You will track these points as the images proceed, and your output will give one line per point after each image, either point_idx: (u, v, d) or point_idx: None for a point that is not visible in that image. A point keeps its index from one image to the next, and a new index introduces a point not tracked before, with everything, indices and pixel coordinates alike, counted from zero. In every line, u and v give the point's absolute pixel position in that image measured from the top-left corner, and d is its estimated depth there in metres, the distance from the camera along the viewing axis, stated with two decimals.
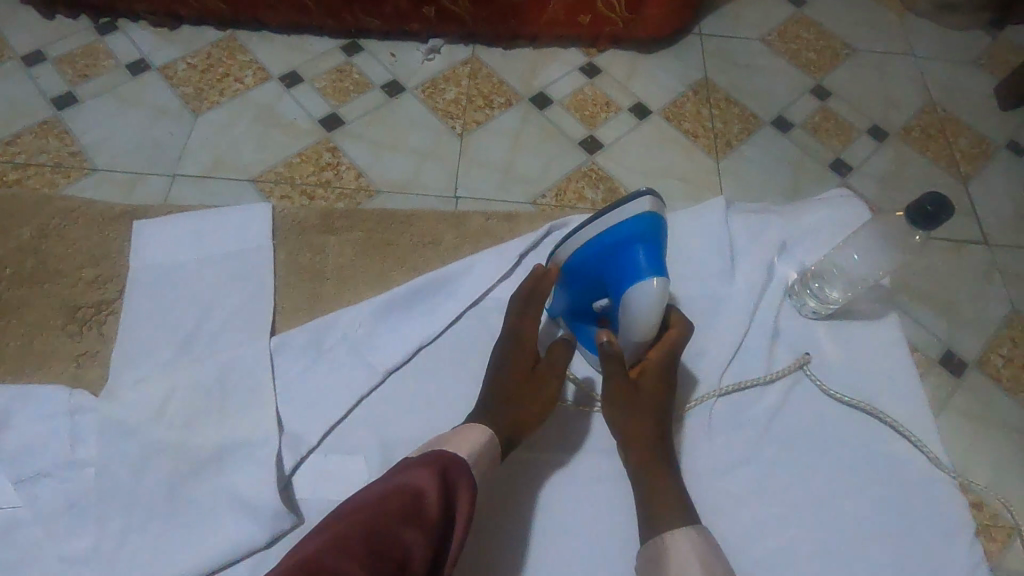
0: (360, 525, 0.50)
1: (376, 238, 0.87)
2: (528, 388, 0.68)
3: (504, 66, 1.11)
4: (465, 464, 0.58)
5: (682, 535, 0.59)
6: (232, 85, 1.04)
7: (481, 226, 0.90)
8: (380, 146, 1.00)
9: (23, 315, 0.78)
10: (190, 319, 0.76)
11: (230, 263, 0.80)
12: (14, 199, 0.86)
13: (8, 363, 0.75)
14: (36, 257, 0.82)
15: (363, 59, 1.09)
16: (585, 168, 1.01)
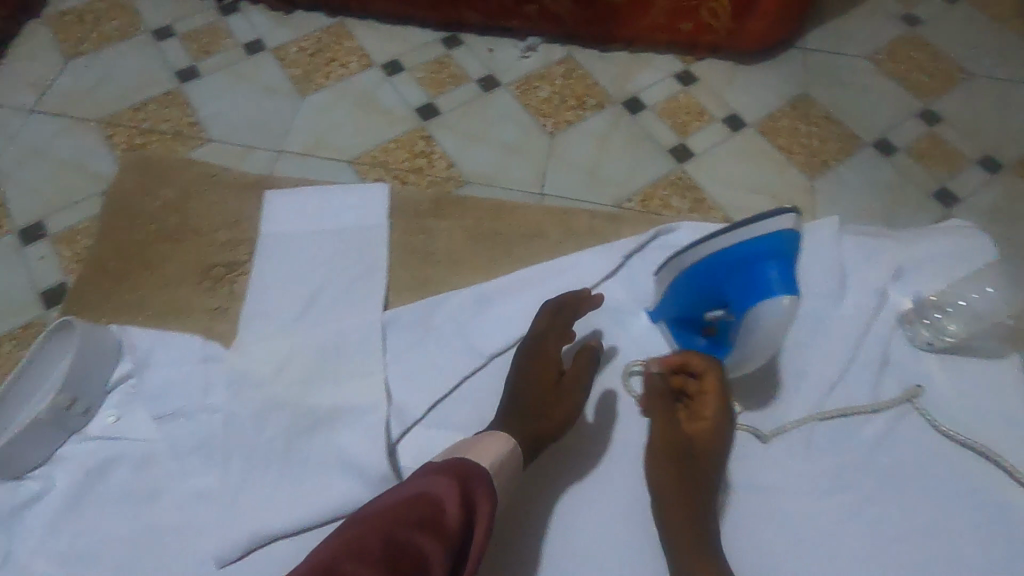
0: (375, 534, 0.49)
1: (488, 225, 0.89)
2: (557, 403, 0.70)
3: (599, 69, 1.11)
4: (485, 474, 0.58)
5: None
6: (338, 69, 1.09)
7: (587, 225, 0.90)
8: (472, 137, 1.02)
9: (162, 267, 0.85)
10: (308, 287, 0.80)
11: (348, 236, 0.84)
12: (160, 162, 0.92)
13: (147, 311, 0.82)
14: (178, 217, 0.88)
15: (462, 53, 1.12)
16: (674, 176, 1.00)
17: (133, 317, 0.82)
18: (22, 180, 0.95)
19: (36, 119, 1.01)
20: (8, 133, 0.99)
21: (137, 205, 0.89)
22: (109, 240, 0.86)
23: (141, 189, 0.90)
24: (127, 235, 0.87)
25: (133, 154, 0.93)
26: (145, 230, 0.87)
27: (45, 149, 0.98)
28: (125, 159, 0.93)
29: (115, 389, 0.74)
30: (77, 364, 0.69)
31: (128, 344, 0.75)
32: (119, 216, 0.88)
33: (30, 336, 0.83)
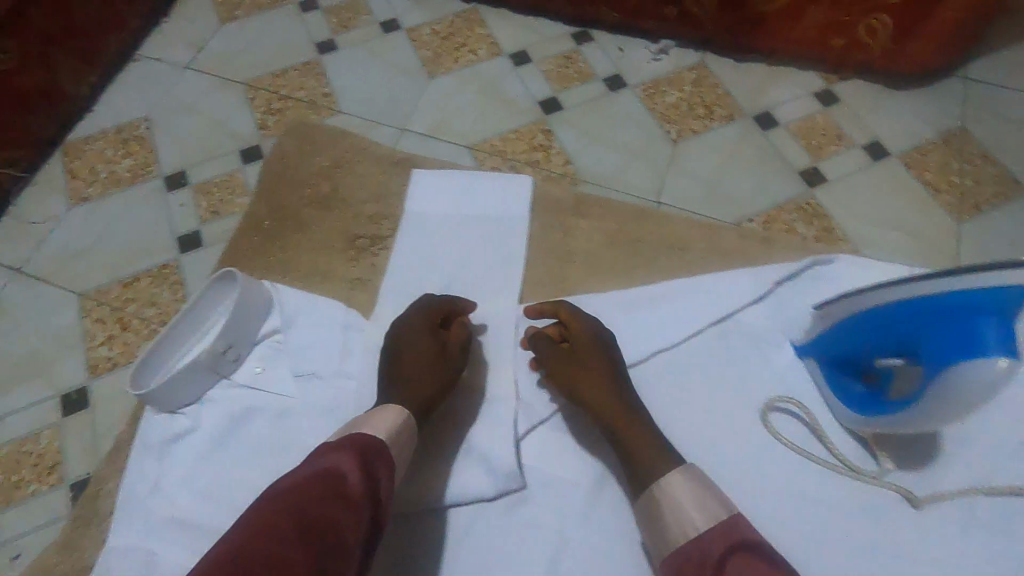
0: (284, 511, 0.48)
1: (632, 232, 0.88)
2: (425, 366, 0.68)
3: (733, 79, 1.06)
4: (382, 443, 0.59)
5: (675, 478, 0.60)
6: (467, 55, 1.09)
7: (734, 245, 0.87)
8: (593, 136, 1.01)
9: (311, 233, 0.89)
10: (451, 273, 0.81)
11: (492, 227, 0.85)
12: (321, 131, 0.96)
13: (294, 273, 0.86)
14: (330, 185, 0.92)
15: (591, 49, 1.09)
16: (802, 200, 0.95)
17: (281, 276, 0.86)
18: (172, 132, 1.02)
19: (189, 76, 1.07)
20: (163, 86, 1.06)
21: (294, 169, 0.93)
22: (264, 199, 0.91)
23: (300, 153, 0.94)
24: (280, 197, 0.91)
25: (295, 120, 0.97)
26: (298, 194, 0.91)
27: (194, 105, 1.05)
28: (287, 125, 0.98)
29: (262, 341, 0.76)
30: (234, 315, 0.72)
31: (278, 300, 0.77)
32: (276, 178, 0.92)
33: (165, 277, 0.90)
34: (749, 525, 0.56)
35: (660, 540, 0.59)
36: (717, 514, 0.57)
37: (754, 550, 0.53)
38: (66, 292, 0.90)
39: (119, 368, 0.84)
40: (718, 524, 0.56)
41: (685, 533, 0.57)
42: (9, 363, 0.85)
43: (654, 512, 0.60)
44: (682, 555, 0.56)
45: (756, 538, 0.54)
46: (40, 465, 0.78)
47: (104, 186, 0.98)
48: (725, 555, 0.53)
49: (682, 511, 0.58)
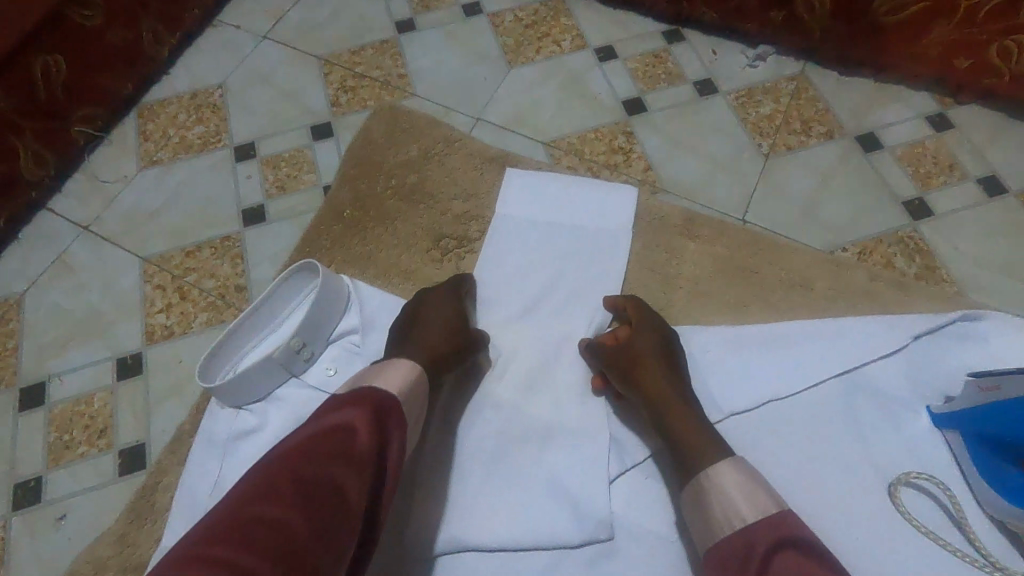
0: (282, 471, 0.45)
1: (741, 259, 0.84)
2: (440, 333, 0.68)
3: (837, 94, 0.97)
4: (393, 398, 0.55)
5: (725, 469, 0.57)
6: (550, 46, 1.03)
7: (863, 285, 0.82)
8: (678, 144, 0.94)
9: (397, 226, 0.87)
10: (544, 284, 0.80)
11: (590, 242, 0.83)
12: (411, 119, 0.94)
13: (376, 270, 0.84)
14: (417, 176, 0.90)
15: (683, 49, 1.02)
16: (903, 233, 0.86)
17: (364, 271, 0.84)
18: (245, 102, 1.01)
19: (266, 46, 1.05)
20: (240, 54, 1.04)
21: (383, 158, 0.91)
22: (349, 186, 0.89)
23: (388, 141, 0.92)
24: (363, 185, 0.89)
25: (384, 105, 0.95)
26: (385, 184, 0.89)
27: (269, 76, 1.02)
28: (376, 109, 0.96)
29: (336, 342, 0.74)
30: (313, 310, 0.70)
31: (356, 299, 0.75)
32: (362, 165, 0.91)
33: (227, 249, 0.89)
34: (802, 523, 0.52)
35: (705, 529, 0.56)
36: (766, 507, 0.53)
37: (802, 549, 0.49)
38: (130, 255, 0.89)
39: (175, 337, 0.83)
40: (766, 517, 0.52)
41: (730, 523, 0.54)
42: (70, 320, 0.85)
43: (701, 500, 0.57)
44: (725, 544, 0.53)
45: (807, 537, 0.50)
46: (91, 428, 0.78)
47: (175, 151, 0.97)
48: (770, 548, 0.50)
49: (729, 500, 0.55)
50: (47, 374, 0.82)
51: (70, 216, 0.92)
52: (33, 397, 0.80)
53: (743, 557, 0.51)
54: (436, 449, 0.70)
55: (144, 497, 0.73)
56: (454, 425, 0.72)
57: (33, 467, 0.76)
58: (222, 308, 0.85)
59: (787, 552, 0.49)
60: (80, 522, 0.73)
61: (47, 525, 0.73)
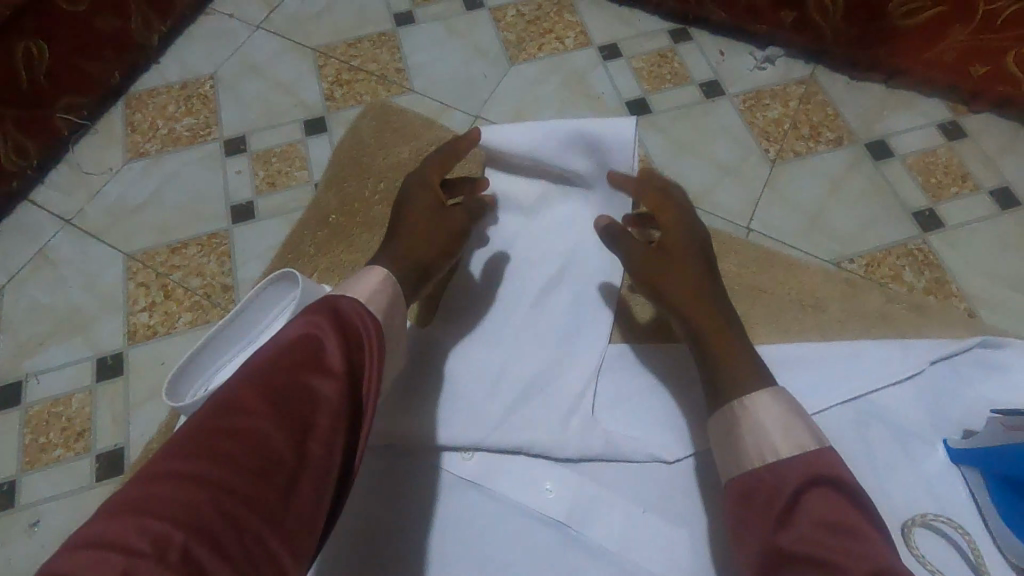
0: (248, 383, 0.42)
1: (748, 274, 0.80)
2: (437, 245, 0.64)
3: (847, 99, 0.94)
4: (361, 306, 0.51)
5: (761, 399, 0.53)
6: (552, 43, 1.00)
7: (879, 307, 0.78)
8: (682, 147, 0.91)
9: (386, 234, 0.83)
10: (545, 288, 0.74)
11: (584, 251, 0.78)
12: (402, 118, 0.90)
13: (364, 277, 0.81)
14: (409, 179, 0.87)
15: (690, 49, 0.99)
16: (912, 244, 0.84)
17: (351, 279, 0.81)
18: (237, 93, 0.97)
19: (260, 36, 1.01)
20: (233, 44, 1.01)
21: (369, 158, 0.88)
22: (337, 189, 0.86)
23: (378, 141, 0.89)
24: (352, 187, 0.86)
25: (374, 102, 0.92)
26: (374, 188, 0.86)
27: (262, 67, 0.99)
28: (366, 105, 0.93)
29: None
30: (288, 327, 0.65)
31: None
32: (352, 167, 0.87)
33: (214, 246, 0.86)
34: (837, 459, 0.49)
35: (729, 456, 0.53)
36: (802, 443, 0.50)
37: (839, 491, 0.47)
38: (113, 250, 0.86)
39: (158, 337, 0.80)
40: (801, 454, 0.49)
41: (761, 458, 0.50)
42: (50, 318, 0.82)
43: (731, 431, 0.53)
44: (752, 476, 0.50)
45: (842, 476, 0.48)
46: (68, 431, 0.75)
47: (163, 143, 0.94)
48: (803, 488, 0.47)
49: (764, 435, 0.51)
50: (25, 373, 0.79)
51: (53, 208, 0.89)
52: (9, 397, 0.77)
53: (771, 492, 0.49)
54: None
55: None
56: None
57: (7, 471, 0.73)
58: (208, 309, 0.82)
59: (823, 490, 0.47)
60: (54, 529, 0.71)
61: (20, 532, 0.70)
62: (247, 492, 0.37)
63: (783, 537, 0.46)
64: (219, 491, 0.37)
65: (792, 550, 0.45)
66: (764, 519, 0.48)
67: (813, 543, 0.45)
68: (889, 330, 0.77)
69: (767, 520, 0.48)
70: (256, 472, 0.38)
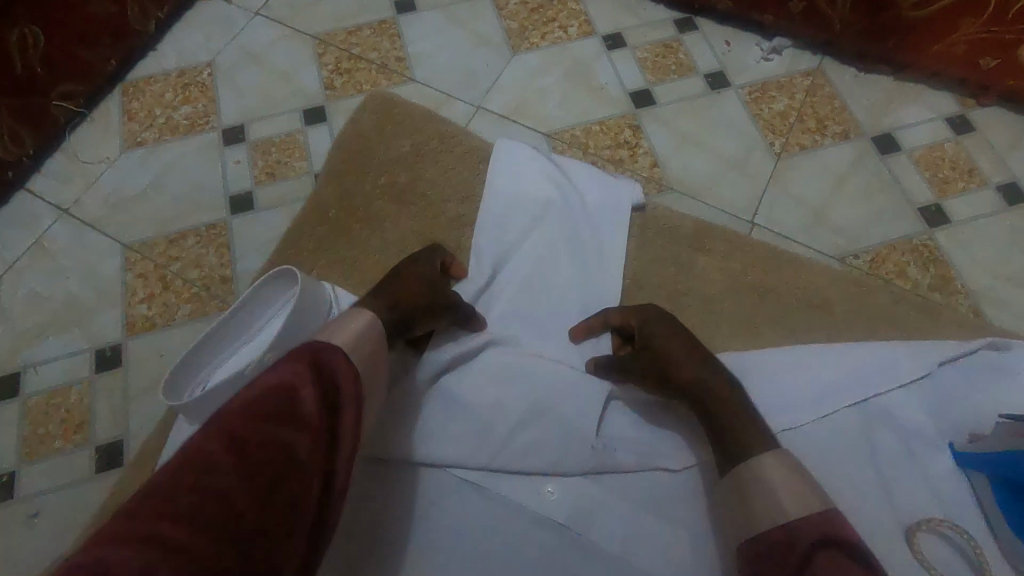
0: (218, 435, 0.42)
1: (754, 275, 0.79)
2: (417, 288, 0.66)
3: (853, 91, 0.93)
4: (344, 356, 0.51)
5: (768, 458, 0.53)
6: (555, 32, 0.98)
7: (886, 308, 0.78)
8: (686, 139, 0.90)
9: (387, 228, 0.82)
10: (548, 291, 0.75)
11: (586, 253, 0.77)
12: (403, 111, 0.89)
13: (363, 272, 0.80)
14: (409, 174, 0.86)
15: (695, 39, 0.97)
16: (918, 240, 0.83)
17: (349, 275, 0.80)
18: (236, 81, 0.96)
19: (259, 22, 1.00)
20: (231, 31, 0.99)
21: (370, 151, 0.87)
22: (335, 184, 0.85)
23: (378, 134, 0.88)
24: (351, 182, 0.85)
25: (374, 94, 0.91)
26: (375, 182, 0.85)
27: (261, 54, 0.98)
28: (367, 96, 0.92)
29: None
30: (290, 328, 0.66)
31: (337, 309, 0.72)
32: (350, 160, 0.86)
33: (212, 237, 0.85)
34: (848, 525, 0.48)
35: (740, 519, 0.52)
36: (809, 504, 0.49)
37: (847, 553, 0.45)
38: (111, 241, 0.85)
39: (157, 329, 0.80)
40: (809, 513, 0.48)
41: (770, 517, 0.49)
42: (48, 309, 0.82)
43: (739, 490, 0.53)
44: (762, 537, 0.49)
45: (854, 542, 0.46)
46: (67, 422, 0.75)
47: (160, 132, 0.93)
48: (814, 547, 0.46)
49: (771, 495, 0.50)
50: (23, 364, 0.78)
51: (50, 197, 0.88)
52: (8, 388, 0.77)
53: (782, 553, 0.47)
54: None
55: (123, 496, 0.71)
56: None
57: (6, 462, 0.73)
58: (207, 300, 0.81)
59: (832, 552, 0.45)
60: (55, 520, 0.71)
61: (20, 523, 0.71)
62: (212, 556, 0.37)
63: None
64: (173, 554, 0.36)
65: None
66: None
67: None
68: (890, 330, 0.76)
69: None
70: (223, 533, 0.38)
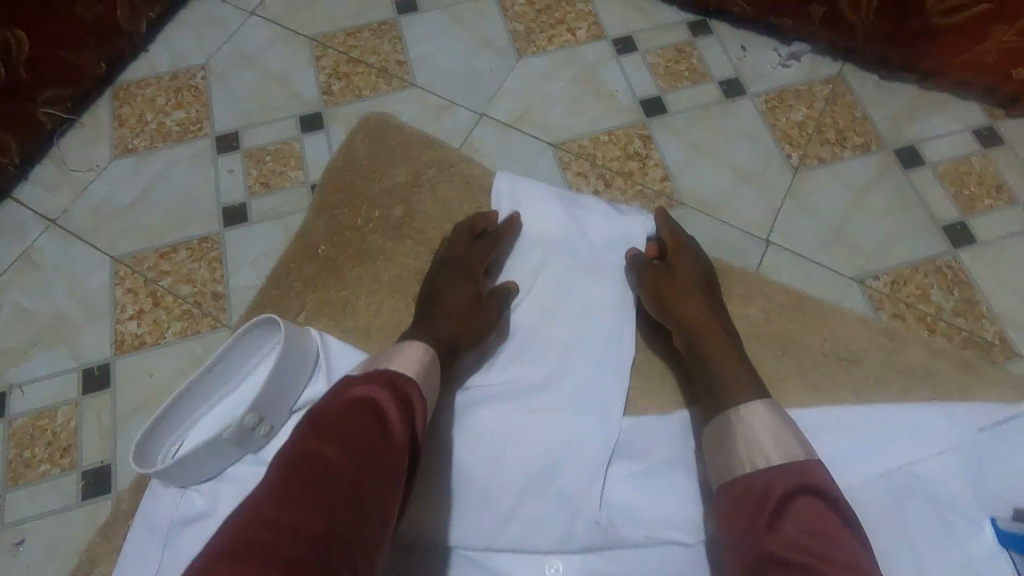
0: (330, 440, 0.45)
1: (782, 324, 0.76)
2: (462, 310, 0.67)
3: (876, 100, 0.88)
4: (414, 382, 0.53)
5: (756, 409, 0.57)
6: (563, 35, 0.94)
7: (921, 361, 0.74)
8: (698, 151, 0.86)
9: (380, 267, 0.79)
10: (553, 344, 0.72)
11: (593, 303, 0.73)
12: (399, 136, 0.85)
13: (358, 307, 0.77)
14: (404, 206, 0.82)
15: (709, 44, 0.92)
16: (942, 261, 0.79)
17: (343, 321, 0.76)
18: (230, 85, 0.92)
19: (254, 23, 0.96)
20: (225, 32, 0.95)
21: (364, 180, 0.83)
22: (326, 216, 0.81)
23: (372, 162, 0.84)
24: (344, 216, 0.81)
25: (368, 117, 0.87)
26: (367, 215, 0.81)
27: (256, 57, 0.94)
28: (359, 120, 0.87)
29: (301, 411, 0.66)
30: (273, 386, 0.63)
31: (325, 360, 0.68)
32: (343, 190, 0.82)
33: (204, 251, 0.82)
34: (825, 472, 0.52)
35: (724, 464, 0.57)
36: (793, 453, 0.53)
37: (821, 500, 0.50)
38: (100, 253, 0.82)
39: (147, 348, 0.77)
40: (792, 462, 0.53)
41: (752, 462, 0.54)
42: (34, 325, 0.79)
43: (727, 438, 0.58)
44: (743, 481, 0.54)
45: (829, 489, 0.51)
46: (53, 445, 0.72)
47: (152, 139, 0.89)
48: (791, 493, 0.51)
49: (756, 443, 0.55)
50: (8, 384, 0.76)
51: (37, 207, 0.85)
52: None
53: (760, 496, 0.52)
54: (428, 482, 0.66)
55: (111, 525, 0.68)
56: (444, 464, 0.66)
57: None
58: (198, 317, 0.78)
59: (807, 499, 0.50)
60: (40, 549, 0.68)
61: (5, 550, 0.68)
62: (342, 541, 0.41)
63: (768, 540, 0.49)
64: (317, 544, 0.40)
65: (775, 551, 0.48)
66: (751, 520, 0.51)
67: (795, 546, 0.48)
68: (908, 362, 0.73)
69: (755, 519, 0.51)
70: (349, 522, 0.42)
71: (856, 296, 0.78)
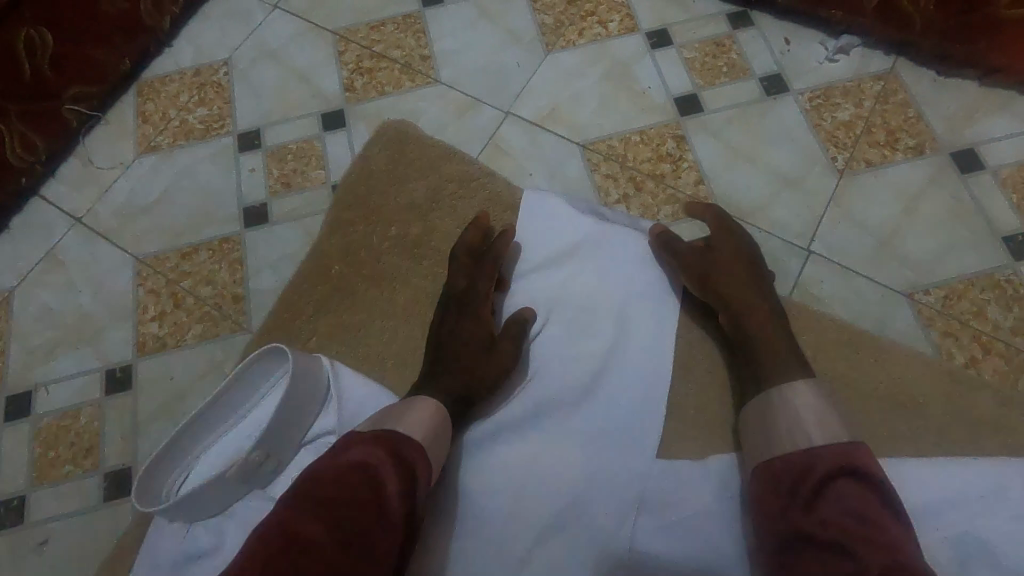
0: (315, 515, 0.45)
1: (833, 362, 0.71)
2: (475, 351, 0.66)
3: (931, 98, 0.82)
4: (422, 449, 0.55)
5: (801, 390, 0.56)
6: (594, 28, 0.89)
7: (987, 405, 0.68)
8: (736, 153, 0.81)
9: (396, 289, 0.77)
10: (574, 376, 0.69)
11: (617, 334, 0.70)
12: (419, 148, 0.83)
13: (372, 329, 0.75)
14: (422, 224, 0.79)
15: (750, 37, 0.87)
16: (1001, 275, 0.73)
17: (353, 346, 0.75)
18: (252, 81, 0.91)
19: (277, 17, 0.94)
20: (248, 26, 0.94)
21: (381, 196, 0.81)
22: (341, 234, 0.79)
23: (391, 176, 0.81)
24: (357, 233, 0.79)
25: (387, 125, 0.84)
26: (384, 233, 0.79)
27: (278, 52, 0.92)
28: (379, 127, 0.85)
29: (309, 444, 0.65)
30: (280, 420, 0.62)
31: (336, 392, 0.67)
32: (359, 206, 0.80)
33: (225, 252, 0.81)
34: (868, 452, 0.51)
35: (766, 442, 0.55)
36: (838, 436, 0.52)
37: (862, 482, 0.49)
38: (124, 253, 0.82)
39: (167, 350, 0.77)
40: (836, 444, 0.51)
41: (794, 442, 0.53)
42: (60, 323, 0.79)
43: (767, 418, 0.56)
44: (783, 461, 0.53)
45: (872, 470, 0.50)
46: (76, 446, 0.73)
47: (175, 136, 0.88)
48: (833, 474, 0.49)
49: (799, 422, 0.54)
50: (34, 383, 0.77)
51: (62, 204, 0.85)
52: (20, 407, 0.75)
53: (800, 474, 0.51)
54: (446, 500, 0.65)
55: (130, 529, 0.69)
56: (467, 491, 0.65)
57: (17, 485, 0.72)
58: (218, 320, 0.78)
59: (849, 480, 0.49)
60: (63, 548, 0.70)
61: (29, 549, 0.70)
62: None
63: (806, 519, 0.48)
64: None
65: (813, 531, 0.47)
66: (789, 500, 0.50)
67: (834, 526, 0.47)
68: (957, 389, 0.69)
69: (793, 500, 0.50)
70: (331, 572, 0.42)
71: (904, 311, 0.73)
